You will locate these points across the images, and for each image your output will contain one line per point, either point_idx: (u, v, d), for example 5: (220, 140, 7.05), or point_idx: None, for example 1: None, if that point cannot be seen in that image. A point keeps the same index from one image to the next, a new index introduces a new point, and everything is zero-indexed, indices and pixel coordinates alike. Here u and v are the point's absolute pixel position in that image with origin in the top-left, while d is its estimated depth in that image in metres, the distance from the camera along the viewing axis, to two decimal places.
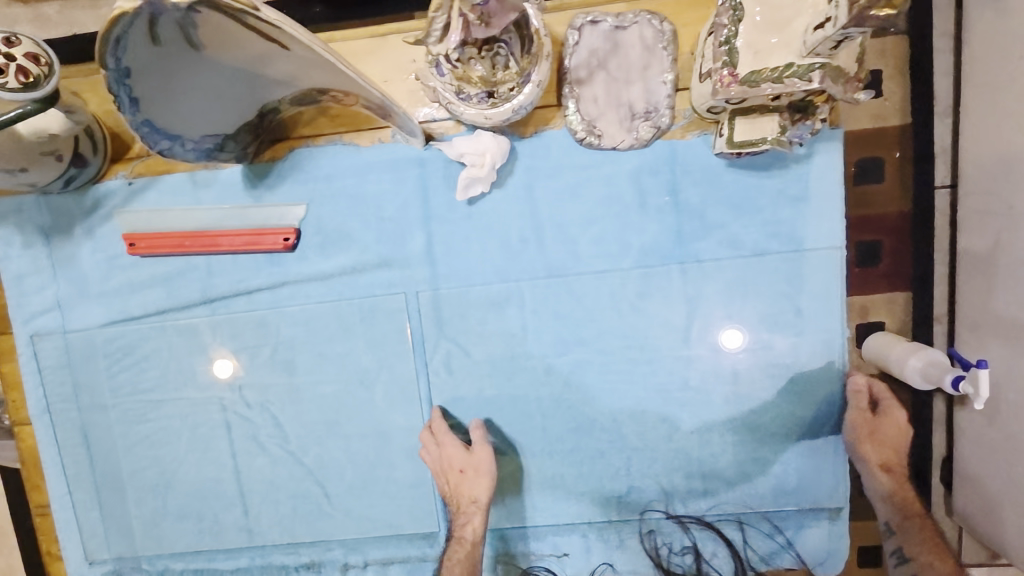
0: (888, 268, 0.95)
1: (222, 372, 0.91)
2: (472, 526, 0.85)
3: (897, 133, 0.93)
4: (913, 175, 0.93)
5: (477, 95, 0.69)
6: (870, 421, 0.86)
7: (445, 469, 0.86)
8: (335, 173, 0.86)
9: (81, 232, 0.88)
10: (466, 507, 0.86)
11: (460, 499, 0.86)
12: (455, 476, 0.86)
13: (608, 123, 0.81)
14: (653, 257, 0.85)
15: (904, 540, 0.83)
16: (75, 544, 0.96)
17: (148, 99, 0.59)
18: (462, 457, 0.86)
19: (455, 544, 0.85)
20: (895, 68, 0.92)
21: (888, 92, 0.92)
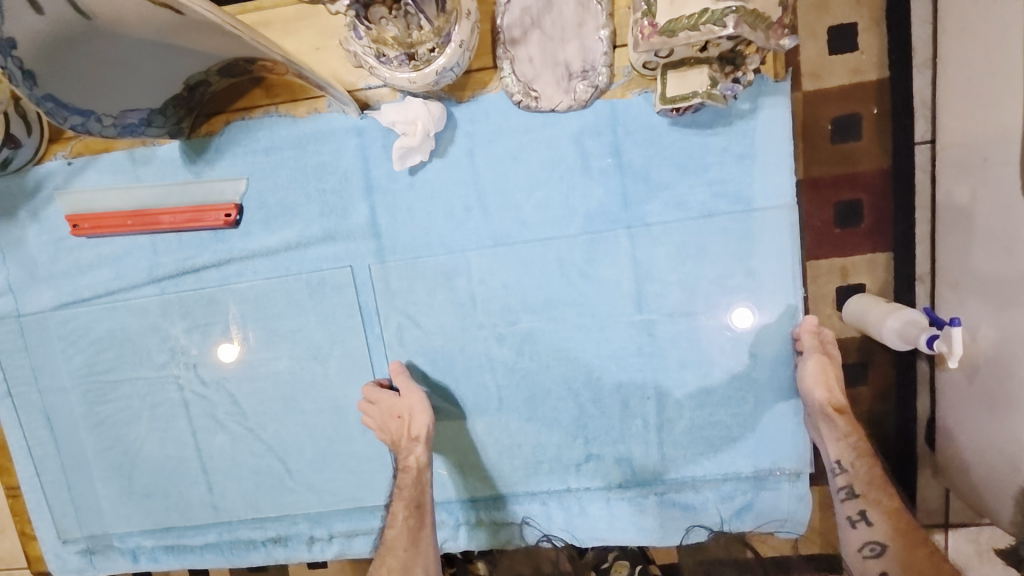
0: (871, 227, 0.92)
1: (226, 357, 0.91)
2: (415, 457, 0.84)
3: (874, 89, 0.89)
4: (892, 130, 0.89)
5: (396, 57, 0.68)
6: (827, 364, 0.80)
7: (385, 417, 0.85)
8: (274, 146, 0.84)
9: (26, 215, 0.88)
10: (408, 444, 0.84)
11: (400, 441, 0.85)
12: (394, 417, 0.85)
13: (545, 83, 0.78)
14: (600, 221, 0.83)
15: (855, 478, 0.80)
16: (47, 524, 0.98)
17: (43, 69, 0.60)
18: (394, 397, 0.85)
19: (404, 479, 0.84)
20: (870, 20, 0.87)
21: (864, 45, 0.88)
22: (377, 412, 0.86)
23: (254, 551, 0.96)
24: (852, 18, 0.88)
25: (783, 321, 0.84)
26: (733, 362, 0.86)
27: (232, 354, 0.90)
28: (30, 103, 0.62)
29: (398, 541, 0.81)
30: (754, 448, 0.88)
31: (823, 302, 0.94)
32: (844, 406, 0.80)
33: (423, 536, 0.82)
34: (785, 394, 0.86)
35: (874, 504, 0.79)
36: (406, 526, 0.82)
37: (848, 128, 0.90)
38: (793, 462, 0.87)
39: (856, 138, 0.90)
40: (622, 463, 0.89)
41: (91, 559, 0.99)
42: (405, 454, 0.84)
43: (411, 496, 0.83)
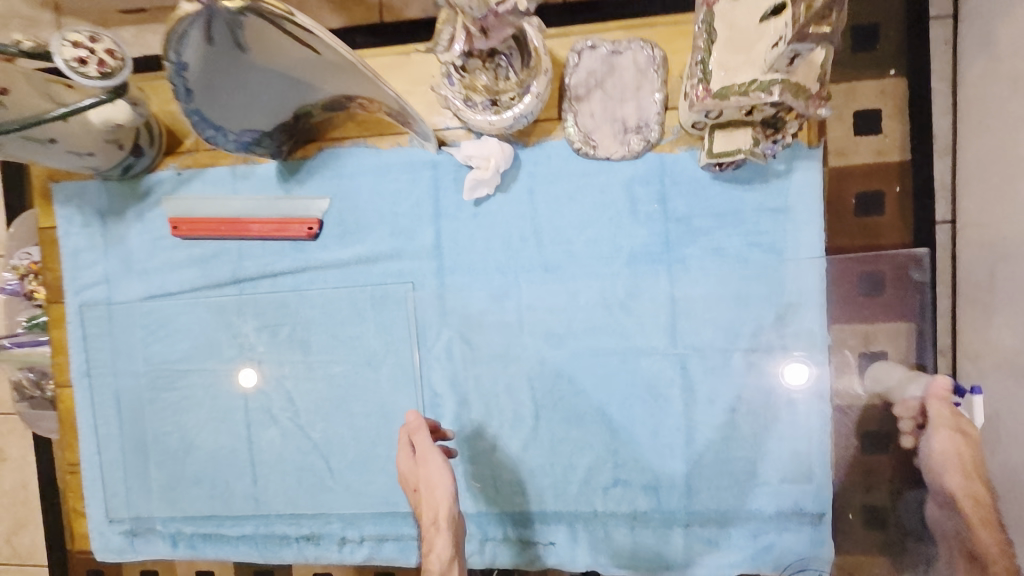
0: (890, 298, 0.95)
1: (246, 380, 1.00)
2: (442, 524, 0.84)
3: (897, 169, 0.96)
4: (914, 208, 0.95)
5: (482, 102, 0.80)
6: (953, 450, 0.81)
7: (407, 488, 0.88)
8: (358, 172, 0.95)
9: (132, 215, 1.00)
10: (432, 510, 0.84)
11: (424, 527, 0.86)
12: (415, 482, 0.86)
13: (603, 135, 0.89)
14: (643, 259, 0.91)
15: None
16: (98, 502, 1.04)
17: (200, 90, 0.71)
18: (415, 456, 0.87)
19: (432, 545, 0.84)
20: (893, 108, 0.95)
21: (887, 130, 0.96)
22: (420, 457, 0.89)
23: (287, 547, 1.01)
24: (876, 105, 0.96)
25: (811, 366, 0.89)
26: (762, 402, 0.91)
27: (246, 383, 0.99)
28: (182, 113, 0.74)
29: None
30: (779, 487, 0.91)
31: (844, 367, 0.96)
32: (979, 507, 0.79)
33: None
34: (808, 437, 0.90)
35: None
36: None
37: (873, 204, 0.97)
38: (816, 505, 0.90)
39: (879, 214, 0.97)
40: (650, 492, 0.93)
41: (133, 540, 1.04)
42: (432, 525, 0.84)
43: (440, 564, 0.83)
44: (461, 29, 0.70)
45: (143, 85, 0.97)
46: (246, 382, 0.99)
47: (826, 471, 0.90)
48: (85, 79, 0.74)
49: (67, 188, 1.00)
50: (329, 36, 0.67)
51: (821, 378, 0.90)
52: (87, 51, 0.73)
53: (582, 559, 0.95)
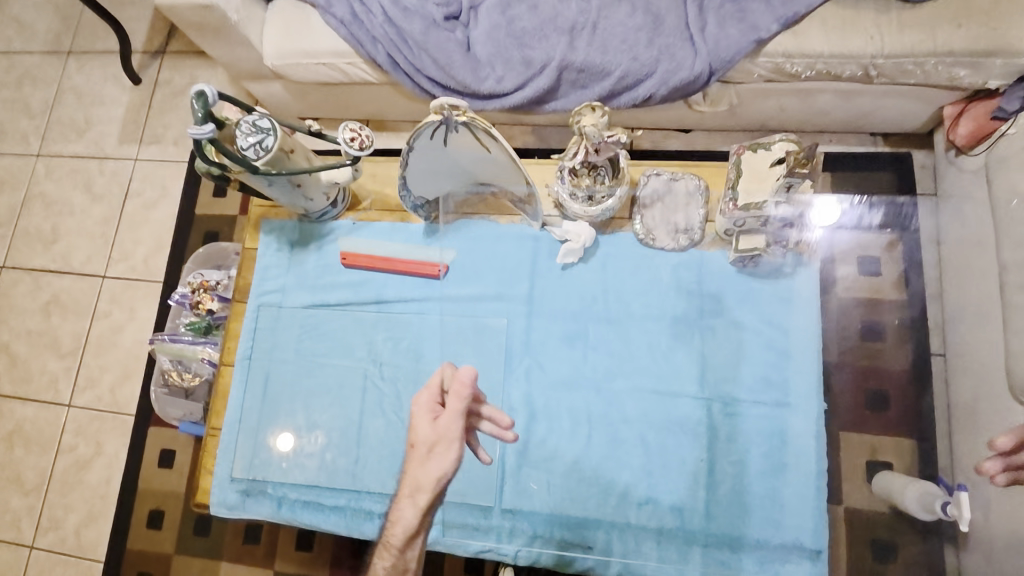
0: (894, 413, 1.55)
1: (286, 442, 1.29)
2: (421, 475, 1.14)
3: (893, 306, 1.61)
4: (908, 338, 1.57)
5: (582, 197, 1.19)
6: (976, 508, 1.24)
7: (426, 409, 1.15)
8: (481, 236, 1.32)
9: (314, 247, 1.39)
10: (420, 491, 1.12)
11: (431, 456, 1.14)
12: (424, 446, 1.14)
13: (660, 232, 1.25)
14: (683, 323, 1.22)
15: None
16: (225, 462, 1.29)
17: (412, 165, 1.13)
18: (428, 418, 1.14)
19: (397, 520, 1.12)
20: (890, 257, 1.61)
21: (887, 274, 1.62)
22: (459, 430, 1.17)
23: (369, 521, 1.23)
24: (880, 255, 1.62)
25: (812, 420, 1.14)
26: (771, 447, 1.15)
27: (286, 442, 1.29)
28: (397, 180, 1.16)
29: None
30: (787, 524, 1.11)
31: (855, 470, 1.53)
32: None
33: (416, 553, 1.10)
34: (809, 482, 1.12)
35: None
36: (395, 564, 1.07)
37: (876, 331, 1.59)
38: (814, 541, 1.09)
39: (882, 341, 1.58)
40: (676, 511, 1.14)
41: (245, 499, 1.27)
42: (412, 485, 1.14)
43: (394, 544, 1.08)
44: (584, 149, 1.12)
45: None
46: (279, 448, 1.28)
47: (823, 514, 1.10)
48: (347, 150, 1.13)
49: (273, 224, 1.41)
50: (504, 144, 1.07)
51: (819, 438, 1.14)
52: (355, 134, 1.14)
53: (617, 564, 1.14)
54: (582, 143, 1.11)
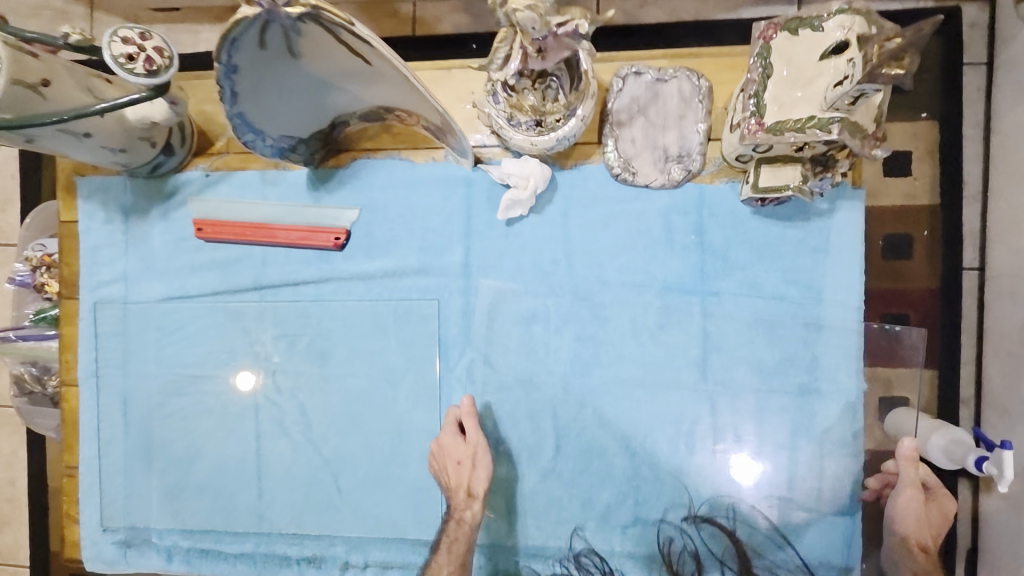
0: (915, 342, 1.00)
1: (243, 384, 0.97)
2: (458, 531, 0.86)
3: (927, 213, 1.01)
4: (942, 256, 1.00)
5: (526, 122, 0.79)
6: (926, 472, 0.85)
7: (445, 450, 0.89)
8: (390, 184, 0.94)
9: (156, 214, 0.98)
10: (451, 525, 0.87)
11: (461, 490, 0.87)
12: (460, 484, 0.87)
13: (643, 162, 0.88)
14: (676, 291, 0.89)
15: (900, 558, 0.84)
16: (93, 508, 1.00)
17: (244, 94, 0.69)
18: (457, 448, 0.88)
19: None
20: (925, 150, 1.00)
21: (918, 173, 1.01)
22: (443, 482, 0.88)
23: (287, 568, 0.97)
24: (909, 146, 1.01)
25: (845, 407, 0.87)
26: (793, 447, 0.88)
27: (244, 388, 0.97)
28: (225, 116, 0.72)
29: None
30: (811, 535, 0.89)
31: None
32: (926, 544, 0.83)
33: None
34: (840, 486, 0.88)
35: (900, 541, 0.84)
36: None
37: (900, 247, 1.01)
38: (844, 558, 0.88)
39: (908, 258, 1.01)
40: (671, 534, 0.90)
41: (126, 552, 1.00)
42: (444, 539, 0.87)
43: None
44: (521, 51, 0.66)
45: (184, 84, 0.97)
46: (240, 389, 0.96)
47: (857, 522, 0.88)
48: (129, 77, 0.69)
49: (92, 184, 0.98)
50: (378, 40, 0.63)
51: (855, 429, 0.87)
52: (136, 47, 0.69)
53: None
54: (516, 37, 0.66)
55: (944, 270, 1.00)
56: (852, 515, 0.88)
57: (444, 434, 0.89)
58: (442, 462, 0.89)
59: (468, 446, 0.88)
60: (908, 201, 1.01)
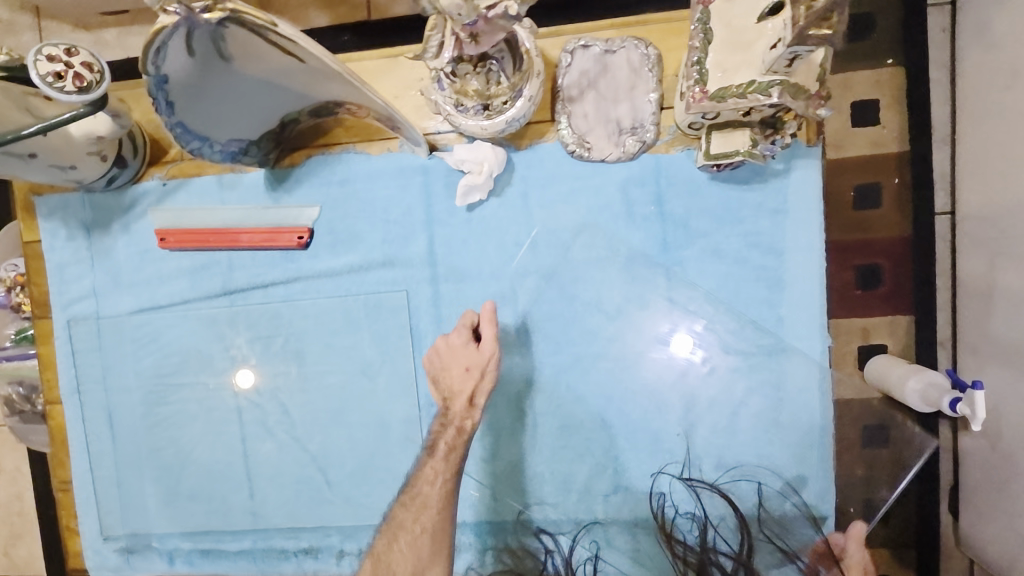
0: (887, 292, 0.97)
1: (243, 382, 0.97)
2: (451, 437, 0.86)
3: (895, 160, 0.96)
4: (913, 201, 0.96)
5: (473, 107, 0.78)
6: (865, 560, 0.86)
7: (452, 355, 0.88)
8: (348, 178, 0.94)
9: (119, 227, 0.98)
10: (447, 430, 0.86)
11: (463, 397, 0.87)
12: (465, 391, 0.86)
13: (597, 137, 0.88)
14: (641, 263, 0.90)
15: None
16: (92, 520, 1.03)
17: (181, 103, 0.69)
18: (467, 355, 0.87)
19: (397, 510, 0.86)
20: (891, 97, 0.95)
21: (885, 120, 0.96)
22: (447, 385, 0.88)
23: (286, 561, 1.00)
24: (873, 94, 0.96)
25: (812, 361, 0.89)
26: (764, 406, 0.90)
27: (245, 386, 0.97)
28: (165, 127, 0.72)
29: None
30: (786, 487, 0.91)
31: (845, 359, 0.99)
32: None
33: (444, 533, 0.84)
34: (810, 438, 0.90)
35: None
36: (376, 566, 0.83)
37: (869, 196, 0.98)
38: (819, 507, 0.91)
39: (876, 207, 0.98)
40: (652, 499, 0.93)
41: (129, 558, 1.03)
42: (435, 437, 0.88)
43: (416, 504, 0.85)
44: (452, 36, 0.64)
45: (125, 95, 0.95)
46: (241, 385, 0.97)
47: (831, 473, 0.90)
48: (60, 96, 0.69)
49: (50, 202, 0.98)
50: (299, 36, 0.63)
51: (824, 381, 0.89)
52: (63, 65, 0.69)
53: (600, 544, 0.95)
54: (447, 24, 0.63)
55: (913, 215, 0.96)
56: (823, 466, 0.90)
57: (458, 339, 0.88)
58: (448, 367, 0.88)
59: (478, 352, 0.87)
60: (875, 150, 0.97)
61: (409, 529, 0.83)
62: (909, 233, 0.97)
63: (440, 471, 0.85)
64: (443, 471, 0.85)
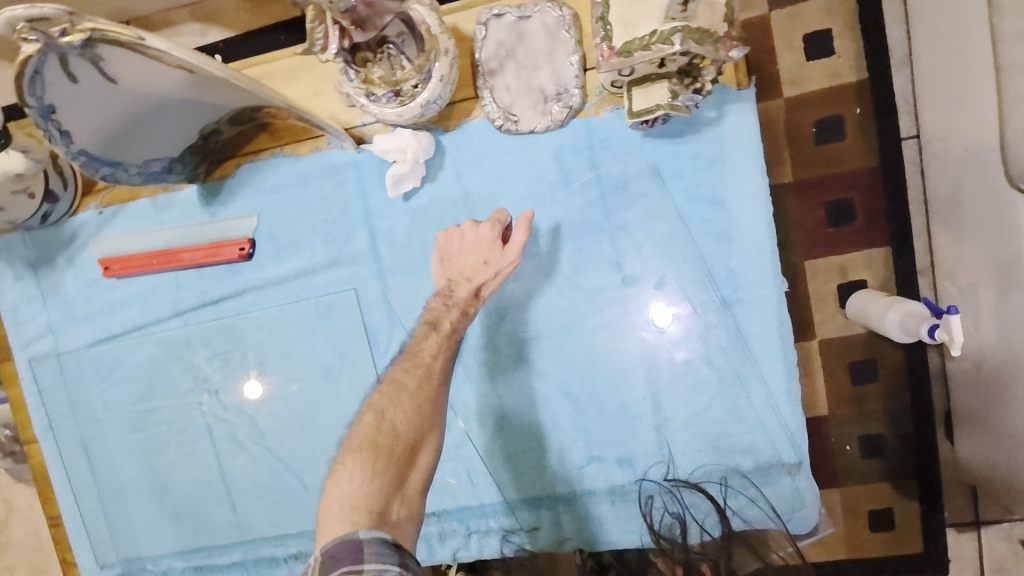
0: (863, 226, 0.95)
1: (251, 393, 0.97)
2: (456, 318, 0.83)
3: (854, 90, 0.94)
4: (878, 128, 0.94)
5: (384, 94, 0.75)
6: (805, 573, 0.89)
7: (474, 243, 0.86)
8: (280, 183, 0.92)
9: (63, 262, 0.97)
10: (451, 310, 0.83)
11: (469, 280, 0.85)
12: (475, 280, 0.84)
13: (524, 108, 0.85)
14: (585, 231, 0.89)
15: None
16: (86, 551, 1.04)
17: (79, 133, 0.68)
18: (490, 249, 0.85)
19: (392, 370, 0.80)
20: (843, 26, 0.93)
21: (840, 50, 0.94)
22: (456, 270, 0.86)
23: (277, 568, 1.01)
24: (825, 25, 0.93)
25: (770, 308, 0.87)
26: (727, 360, 0.88)
27: (253, 395, 0.97)
28: (68, 157, 0.71)
29: (362, 432, 0.74)
30: (755, 440, 0.90)
31: (826, 303, 0.98)
32: None
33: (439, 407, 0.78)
34: (777, 386, 0.89)
35: None
36: (376, 422, 0.74)
37: (832, 129, 0.95)
38: (794, 454, 0.89)
39: (841, 138, 0.95)
40: (626, 466, 0.93)
41: None
42: (437, 315, 0.83)
43: (419, 371, 0.78)
44: (332, 26, 0.61)
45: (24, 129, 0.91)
46: (252, 394, 0.97)
47: (801, 419, 0.89)
48: None
49: None
50: (175, 46, 0.61)
51: (785, 326, 0.87)
52: None
53: (580, 516, 0.95)
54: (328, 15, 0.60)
55: (881, 145, 0.94)
56: (794, 414, 0.89)
57: (486, 231, 0.85)
58: (464, 252, 0.86)
59: (497, 249, 0.85)
60: (834, 81, 0.94)
61: (411, 390, 0.77)
62: (877, 162, 0.94)
63: (443, 348, 0.81)
64: (445, 352, 0.81)
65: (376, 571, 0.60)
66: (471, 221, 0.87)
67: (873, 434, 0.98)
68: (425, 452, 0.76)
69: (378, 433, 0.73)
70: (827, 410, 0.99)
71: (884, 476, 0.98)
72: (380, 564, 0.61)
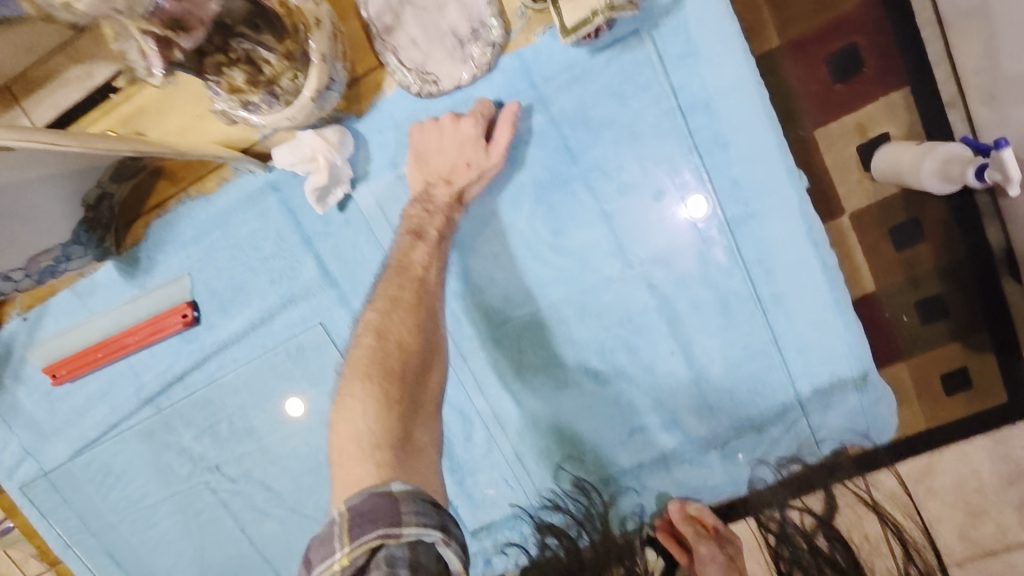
0: (884, 79, 0.78)
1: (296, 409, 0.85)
2: (442, 224, 0.71)
3: None
4: None
5: (262, 100, 0.62)
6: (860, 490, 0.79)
7: (445, 143, 0.71)
8: (200, 231, 0.80)
9: (11, 379, 0.89)
10: (435, 216, 0.71)
11: (447, 183, 0.72)
12: (455, 182, 0.71)
13: (439, 61, 0.70)
14: (554, 184, 0.75)
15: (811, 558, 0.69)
16: None
17: None
18: (470, 147, 0.70)
19: (384, 285, 0.67)
20: None
21: None
22: (430, 172, 0.72)
23: None
24: None
25: (790, 211, 0.72)
26: (754, 283, 0.76)
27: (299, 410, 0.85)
28: None
29: (362, 356, 0.62)
30: (800, 363, 0.78)
31: (848, 168, 0.81)
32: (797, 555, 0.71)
33: (441, 319, 0.67)
34: (820, 298, 0.75)
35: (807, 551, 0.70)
36: (377, 342, 0.62)
37: None
38: (856, 366, 0.77)
39: None
40: (673, 428, 0.83)
41: None
42: (420, 222, 0.71)
43: (415, 283, 0.67)
44: (140, 38, 0.48)
45: None
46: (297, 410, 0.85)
47: (857, 326, 0.76)
48: None
49: None
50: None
51: (814, 226, 0.73)
52: None
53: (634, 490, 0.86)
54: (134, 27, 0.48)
55: None
56: (848, 322, 0.76)
57: (468, 126, 0.69)
58: (442, 149, 0.70)
59: (471, 146, 0.70)
60: None
61: (410, 304, 0.65)
62: None
63: (435, 257, 0.69)
64: (437, 261, 0.70)
65: (416, 534, 0.50)
66: (450, 113, 0.71)
67: (930, 296, 0.82)
68: (435, 374, 0.64)
69: (384, 353, 0.61)
70: (874, 286, 0.83)
71: (953, 337, 0.83)
72: (420, 527, 0.50)
